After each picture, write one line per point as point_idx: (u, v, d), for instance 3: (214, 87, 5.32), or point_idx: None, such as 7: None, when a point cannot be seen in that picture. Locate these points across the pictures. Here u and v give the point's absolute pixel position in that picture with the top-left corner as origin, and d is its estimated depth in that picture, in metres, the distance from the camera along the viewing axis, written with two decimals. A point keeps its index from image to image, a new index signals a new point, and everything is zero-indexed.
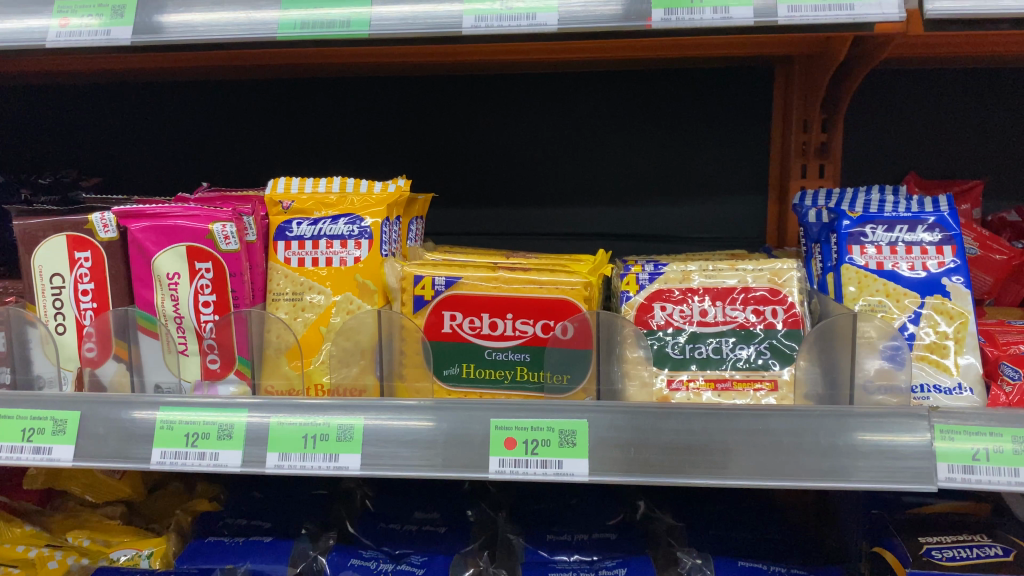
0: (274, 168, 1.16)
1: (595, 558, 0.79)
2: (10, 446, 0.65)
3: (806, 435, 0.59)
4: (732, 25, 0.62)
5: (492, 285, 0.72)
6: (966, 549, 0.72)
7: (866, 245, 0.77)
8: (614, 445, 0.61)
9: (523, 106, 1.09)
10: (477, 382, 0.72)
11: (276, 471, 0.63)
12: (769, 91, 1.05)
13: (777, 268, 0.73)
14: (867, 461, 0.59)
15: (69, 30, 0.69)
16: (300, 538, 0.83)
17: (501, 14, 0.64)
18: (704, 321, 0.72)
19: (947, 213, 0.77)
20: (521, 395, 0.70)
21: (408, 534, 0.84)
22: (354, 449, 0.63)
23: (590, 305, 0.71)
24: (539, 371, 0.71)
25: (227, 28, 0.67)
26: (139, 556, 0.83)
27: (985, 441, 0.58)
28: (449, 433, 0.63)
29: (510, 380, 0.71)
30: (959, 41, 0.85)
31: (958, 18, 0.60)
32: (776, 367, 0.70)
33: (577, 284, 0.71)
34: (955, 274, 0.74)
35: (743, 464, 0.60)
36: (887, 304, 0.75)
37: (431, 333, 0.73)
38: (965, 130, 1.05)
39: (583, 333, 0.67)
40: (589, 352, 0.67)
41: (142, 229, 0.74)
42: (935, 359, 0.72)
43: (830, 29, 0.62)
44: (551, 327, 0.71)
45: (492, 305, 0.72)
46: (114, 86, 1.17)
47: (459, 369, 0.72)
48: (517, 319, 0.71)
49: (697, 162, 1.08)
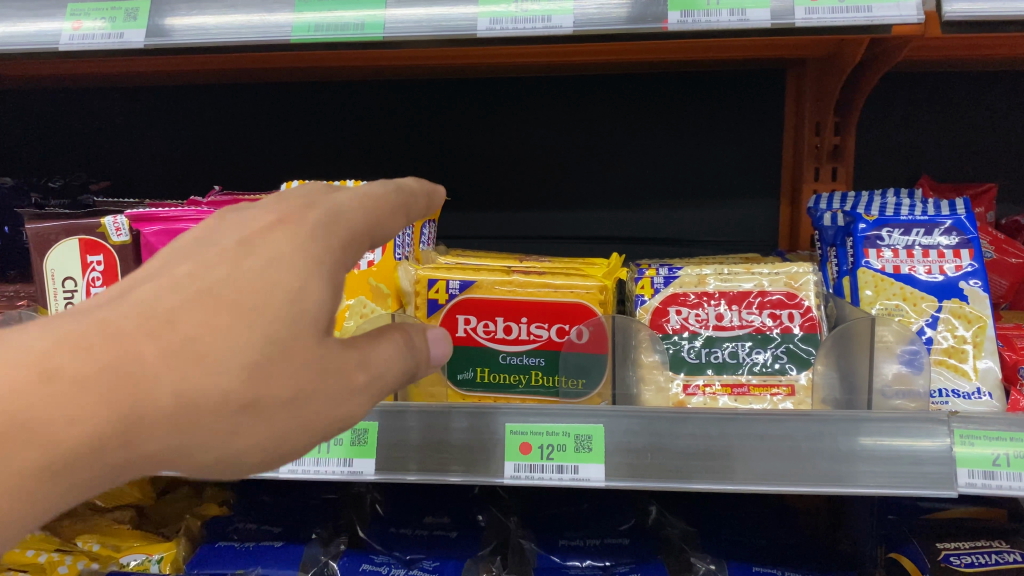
0: (283, 172, 1.16)
1: (608, 564, 0.78)
2: None
3: (824, 439, 0.59)
4: (748, 27, 0.61)
5: (506, 288, 0.72)
6: (985, 556, 0.71)
7: (883, 249, 0.77)
8: (629, 450, 0.60)
9: (533, 109, 1.09)
10: (491, 387, 0.71)
11: (290, 475, 0.64)
12: (780, 94, 1.04)
13: (792, 272, 0.73)
14: (882, 466, 0.58)
15: (81, 34, 0.68)
16: (310, 543, 0.82)
17: (516, 17, 0.64)
18: (720, 325, 0.71)
19: (964, 216, 0.76)
20: (534, 400, 0.70)
21: (419, 538, 0.84)
22: (368, 453, 0.63)
23: (605, 309, 0.71)
24: (552, 376, 0.70)
25: (241, 31, 0.67)
26: (149, 561, 0.82)
27: (1007, 446, 0.57)
28: (462, 438, 0.62)
29: (524, 384, 0.71)
30: (972, 43, 0.85)
31: (976, 21, 0.59)
32: (793, 372, 0.69)
33: (591, 287, 0.71)
34: (973, 277, 0.74)
35: (758, 469, 0.59)
36: (904, 308, 0.74)
37: None
38: (978, 133, 1.05)
39: (599, 335, 0.66)
40: (604, 355, 0.66)
41: (155, 233, 0.75)
42: (953, 364, 0.71)
43: (846, 31, 0.62)
44: (565, 331, 0.71)
45: (505, 309, 0.71)
46: (126, 90, 1.18)
47: (473, 373, 0.71)
48: (532, 323, 0.71)
49: (708, 165, 1.08)
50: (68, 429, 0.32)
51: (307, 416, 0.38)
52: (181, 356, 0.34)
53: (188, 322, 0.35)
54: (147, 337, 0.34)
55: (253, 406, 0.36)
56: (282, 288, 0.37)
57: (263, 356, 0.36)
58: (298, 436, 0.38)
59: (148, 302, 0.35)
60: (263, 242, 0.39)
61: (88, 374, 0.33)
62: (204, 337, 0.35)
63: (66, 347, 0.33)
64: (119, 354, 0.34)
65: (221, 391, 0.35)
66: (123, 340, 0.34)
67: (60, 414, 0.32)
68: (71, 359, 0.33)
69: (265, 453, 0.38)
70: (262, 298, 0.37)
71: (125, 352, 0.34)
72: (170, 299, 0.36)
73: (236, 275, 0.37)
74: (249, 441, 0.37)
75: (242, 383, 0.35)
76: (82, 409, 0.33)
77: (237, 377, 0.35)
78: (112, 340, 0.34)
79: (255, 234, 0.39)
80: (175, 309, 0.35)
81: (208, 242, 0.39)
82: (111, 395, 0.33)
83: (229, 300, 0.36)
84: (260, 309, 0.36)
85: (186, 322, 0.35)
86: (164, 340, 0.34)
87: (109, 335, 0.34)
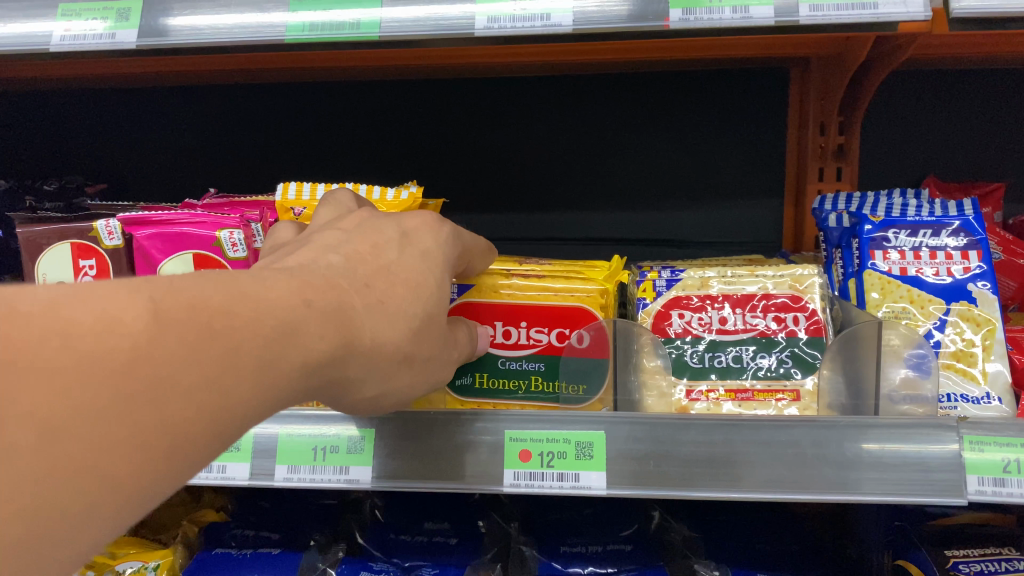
0: (280, 174, 1.15)
1: (609, 570, 0.76)
2: None
3: (829, 446, 0.57)
4: (752, 25, 0.60)
5: (506, 293, 0.71)
6: (995, 563, 0.70)
7: (889, 251, 0.76)
8: (631, 458, 0.59)
9: (532, 109, 1.08)
10: (491, 393, 0.70)
11: (285, 484, 0.62)
12: (781, 93, 1.03)
13: (797, 274, 0.72)
14: (889, 473, 0.57)
15: (72, 35, 0.67)
16: (308, 551, 0.81)
17: (514, 16, 0.62)
18: (724, 329, 0.70)
19: (971, 217, 0.75)
20: (534, 406, 0.69)
21: (419, 545, 0.82)
22: (365, 461, 0.62)
23: (606, 312, 0.70)
24: (553, 381, 0.69)
25: (235, 31, 0.66)
26: (145, 569, 0.80)
27: (1017, 451, 0.56)
28: (464, 446, 0.61)
29: (524, 390, 0.69)
30: (979, 40, 0.83)
31: (986, 17, 0.57)
32: (798, 376, 0.68)
33: (592, 290, 0.70)
34: (981, 279, 0.72)
35: (762, 476, 0.57)
36: (912, 311, 0.73)
37: None
38: (984, 131, 1.03)
39: (599, 342, 0.65)
40: (605, 361, 0.65)
41: (147, 236, 0.73)
42: (961, 368, 0.70)
43: (854, 28, 0.60)
44: (566, 335, 0.70)
45: (505, 314, 0.70)
46: (120, 92, 1.17)
47: (472, 379, 0.70)
48: (532, 327, 0.70)
49: (710, 165, 1.07)
50: (314, 345, 0.40)
51: (430, 369, 0.50)
52: (377, 311, 0.44)
53: (379, 287, 0.45)
54: (355, 292, 0.44)
55: (407, 358, 0.47)
56: (430, 279, 0.49)
57: (422, 322, 0.47)
58: (418, 385, 0.50)
59: (346, 267, 0.45)
60: (417, 236, 0.51)
61: (326, 309, 0.41)
62: (390, 302, 0.45)
63: (311, 289, 0.41)
64: (341, 299, 0.43)
65: (397, 343, 0.45)
66: (342, 291, 0.43)
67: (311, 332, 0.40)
68: (318, 297, 0.41)
69: (399, 396, 0.49)
70: (423, 278, 0.48)
71: (343, 300, 0.43)
72: (364, 269, 0.46)
73: (405, 258, 0.48)
74: (395, 384, 0.47)
75: (408, 340, 0.46)
76: (325, 332, 0.41)
77: (409, 332, 0.46)
78: (334, 289, 0.43)
79: (408, 231, 0.51)
80: (371, 277, 0.45)
81: (369, 228, 0.49)
82: (337, 328, 0.41)
83: (403, 277, 0.47)
84: (423, 287, 0.48)
85: (378, 287, 0.45)
86: (367, 299, 0.44)
87: (332, 285, 0.43)
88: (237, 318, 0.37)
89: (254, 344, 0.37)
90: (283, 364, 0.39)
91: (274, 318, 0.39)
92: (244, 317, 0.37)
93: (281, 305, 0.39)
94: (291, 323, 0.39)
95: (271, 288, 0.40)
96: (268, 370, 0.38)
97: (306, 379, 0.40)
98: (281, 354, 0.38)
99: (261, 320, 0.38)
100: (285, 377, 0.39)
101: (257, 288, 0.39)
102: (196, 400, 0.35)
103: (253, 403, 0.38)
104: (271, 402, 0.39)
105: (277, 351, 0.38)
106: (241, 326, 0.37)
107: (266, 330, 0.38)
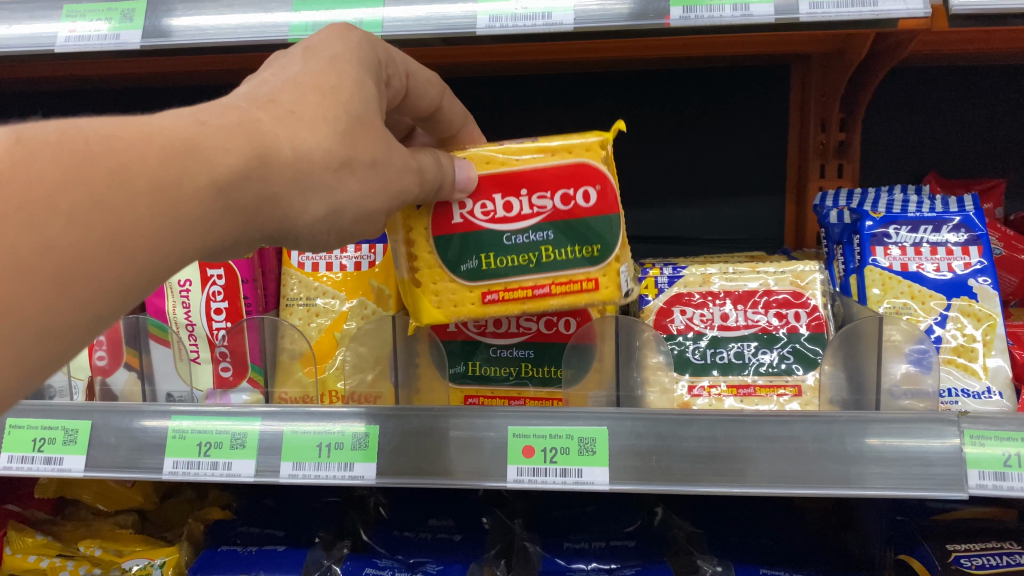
0: None
1: (613, 566, 0.76)
2: (47, 458, 0.66)
3: (830, 440, 0.58)
4: (752, 22, 0.60)
5: (498, 162, 0.60)
6: (996, 557, 0.71)
7: (890, 246, 0.76)
8: (634, 453, 0.59)
9: (533, 108, 1.09)
10: (501, 273, 0.61)
11: (290, 480, 0.62)
12: (782, 88, 1.04)
13: (797, 270, 0.72)
14: (888, 466, 0.57)
15: (77, 36, 0.68)
16: (313, 547, 0.81)
17: (517, 14, 0.63)
18: (725, 325, 0.70)
19: (972, 212, 0.76)
20: (553, 278, 0.61)
21: (422, 542, 0.82)
22: (370, 457, 0.62)
23: (611, 163, 0.61)
24: (566, 247, 0.61)
25: (238, 31, 0.66)
26: (151, 566, 0.81)
27: (1017, 446, 0.56)
28: (464, 437, 0.61)
29: (536, 263, 0.61)
30: (979, 36, 0.83)
31: (984, 14, 0.57)
32: (800, 372, 0.68)
33: (590, 140, 0.61)
34: (982, 274, 0.73)
35: (765, 472, 0.58)
36: (912, 306, 0.73)
37: (440, 228, 0.61)
38: (984, 128, 1.04)
39: (608, 197, 0.61)
40: (615, 215, 0.61)
41: None
42: (962, 363, 0.70)
43: (853, 25, 0.60)
44: (572, 196, 0.61)
45: (503, 182, 0.60)
46: (127, 91, 1.18)
47: (479, 261, 0.61)
48: (533, 193, 0.61)
49: (710, 161, 1.07)
50: (219, 159, 0.40)
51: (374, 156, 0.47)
52: (290, 120, 0.43)
53: (287, 100, 0.44)
54: (260, 110, 0.43)
55: (348, 163, 0.45)
56: (345, 72, 0.48)
57: (351, 124, 0.46)
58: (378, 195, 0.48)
59: (251, 91, 0.45)
60: (320, 46, 0.49)
61: (225, 125, 0.41)
62: (303, 110, 0.44)
63: (206, 112, 0.42)
64: (245, 115, 0.42)
65: (326, 148, 0.44)
66: (245, 111, 0.43)
67: (219, 145, 0.40)
68: (213, 117, 0.41)
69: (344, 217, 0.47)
70: (338, 80, 0.47)
71: (246, 117, 0.42)
72: (267, 88, 0.45)
73: (311, 67, 0.47)
74: (347, 191, 0.45)
75: (339, 143, 0.45)
76: (229, 145, 0.40)
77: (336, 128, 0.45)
78: (234, 111, 0.43)
79: (315, 45, 0.49)
80: (275, 93, 0.45)
81: (279, 59, 0.49)
82: (246, 137, 0.41)
83: (312, 83, 0.46)
84: (340, 89, 0.46)
85: (286, 101, 0.44)
86: (275, 112, 0.44)
87: (233, 108, 0.43)
88: (119, 140, 0.38)
89: (145, 165, 0.38)
90: (185, 182, 0.39)
91: (168, 139, 0.39)
92: (126, 139, 0.38)
93: (178, 128, 0.40)
94: (188, 142, 0.39)
95: (164, 121, 0.40)
96: (168, 188, 0.38)
97: (223, 200, 0.40)
98: (183, 173, 0.39)
99: (149, 141, 0.38)
100: (193, 199, 0.39)
101: (159, 123, 0.40)
102: (82, 220, 0.36)
103: (157, 222, 0.38)
104: (182, 227, 0.39)
105: (177, 170, 0.38)
106: (126, 146, 0.37)
107: (156, 148, 0.38)
